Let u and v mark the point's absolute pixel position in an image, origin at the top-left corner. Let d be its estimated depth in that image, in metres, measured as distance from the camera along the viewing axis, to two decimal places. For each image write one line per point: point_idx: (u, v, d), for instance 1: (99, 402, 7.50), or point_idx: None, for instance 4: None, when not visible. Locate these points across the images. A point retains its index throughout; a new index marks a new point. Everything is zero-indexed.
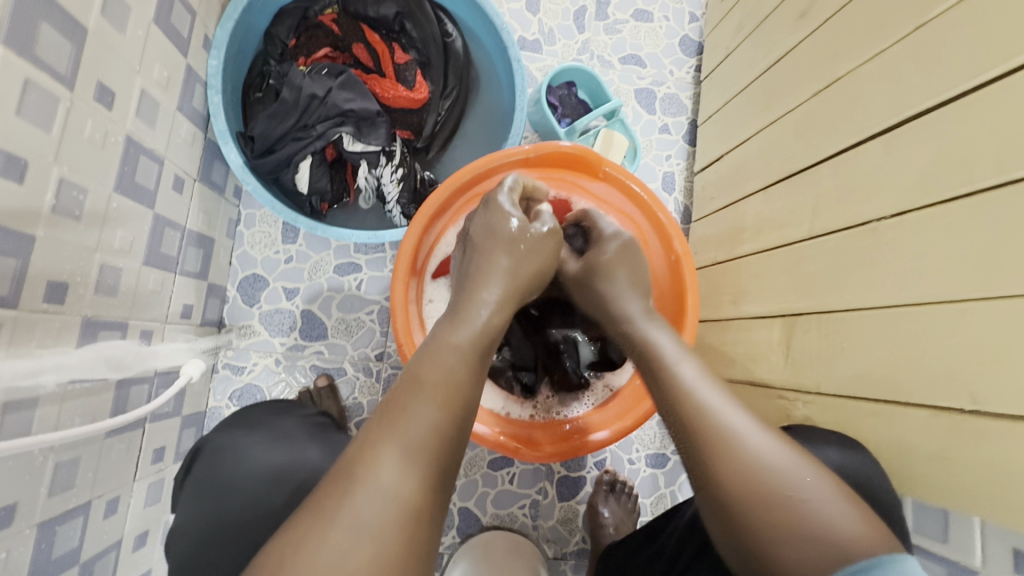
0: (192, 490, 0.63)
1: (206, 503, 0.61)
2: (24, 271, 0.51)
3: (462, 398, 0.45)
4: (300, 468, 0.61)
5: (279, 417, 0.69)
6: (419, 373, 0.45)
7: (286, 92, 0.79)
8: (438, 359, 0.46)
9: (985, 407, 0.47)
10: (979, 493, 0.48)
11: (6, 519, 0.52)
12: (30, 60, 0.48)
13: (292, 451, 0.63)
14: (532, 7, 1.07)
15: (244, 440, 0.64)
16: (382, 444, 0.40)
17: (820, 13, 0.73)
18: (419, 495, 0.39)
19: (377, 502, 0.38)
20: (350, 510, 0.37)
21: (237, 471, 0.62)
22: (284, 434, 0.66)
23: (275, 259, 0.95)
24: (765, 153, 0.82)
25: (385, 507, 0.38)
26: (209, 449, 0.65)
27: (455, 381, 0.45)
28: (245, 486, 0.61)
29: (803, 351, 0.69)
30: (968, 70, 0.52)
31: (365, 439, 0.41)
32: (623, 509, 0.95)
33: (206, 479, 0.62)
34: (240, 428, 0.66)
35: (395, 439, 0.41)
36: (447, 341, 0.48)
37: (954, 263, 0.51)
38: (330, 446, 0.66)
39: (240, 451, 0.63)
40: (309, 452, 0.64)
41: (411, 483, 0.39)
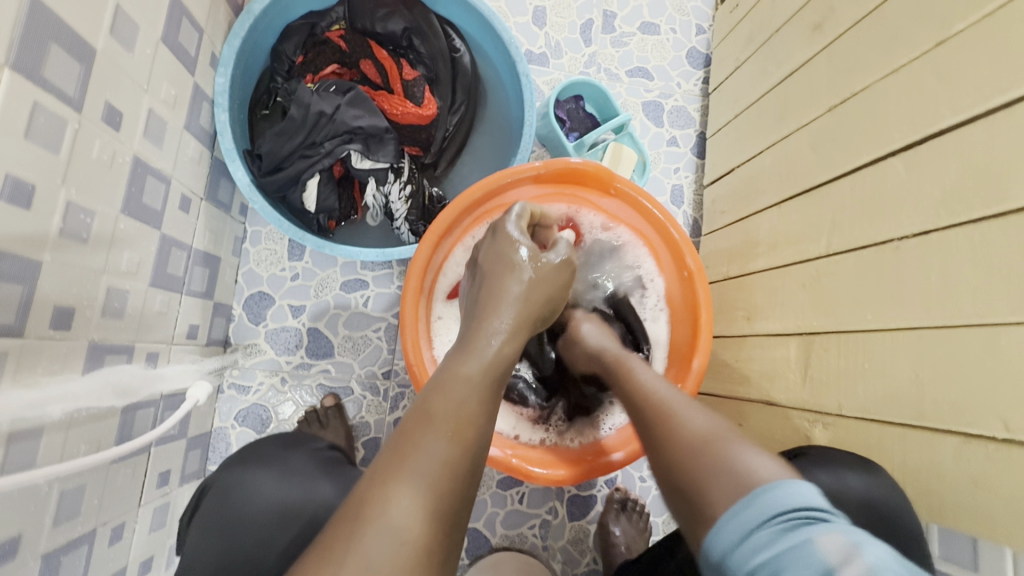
0: (198, 527, 0.61)
1: (215, 540, 0.60)
2: (31, 298, 0.49)
3: (474, 429, 0.43)
4: (315, 502, 0.61)
5: (290, 451, 0.67)
6: (430, 407, 0.43)
7: (294, 109, 0.78)
8: (449, 390, 0.45)
9: (1021, 435, 0.46)
10: (1015, 522, 0.47)
11: (9, 553, 0.50)
12: (39, 83, 0.47)
13: (305, 485, 0.62)
14: (539, 20, 1.06)
15: (254, 475, 0.63)
16: (392, 481, 0.39)
17: (834, 27, 0.73)
18: (429, 535, 0.37)
19: (388, 544, 0.36)
20: (362, 555, 0.35)
21: (249, 505, 0.61)
22: (295, 468, 0.64)
23: (281, 277, 0.94)
24: (778, 167, 0.81)
25: (397, 548, 0.36)
26: (216, 488, 0.63)
27: (466, 411, 0.44)
28: (255, 523, 0.60)
29: (822, 371, 0.68)
30: (994, 86, 0.51)
31: (375, 477, 0.39)
32: (634, 528, 0.93)
33: (214, 515, 0.61)
34: (249, 464, 0.64)
35: (406, 475, 0.39)
36: (457, 371, 0.47)
37: (982, 283, 0.50)
38: (344, 481, 0.65)
39: (252, 486, 0.62)
40: (321, 487, 0.63)
41: (422, 522, 0.37)
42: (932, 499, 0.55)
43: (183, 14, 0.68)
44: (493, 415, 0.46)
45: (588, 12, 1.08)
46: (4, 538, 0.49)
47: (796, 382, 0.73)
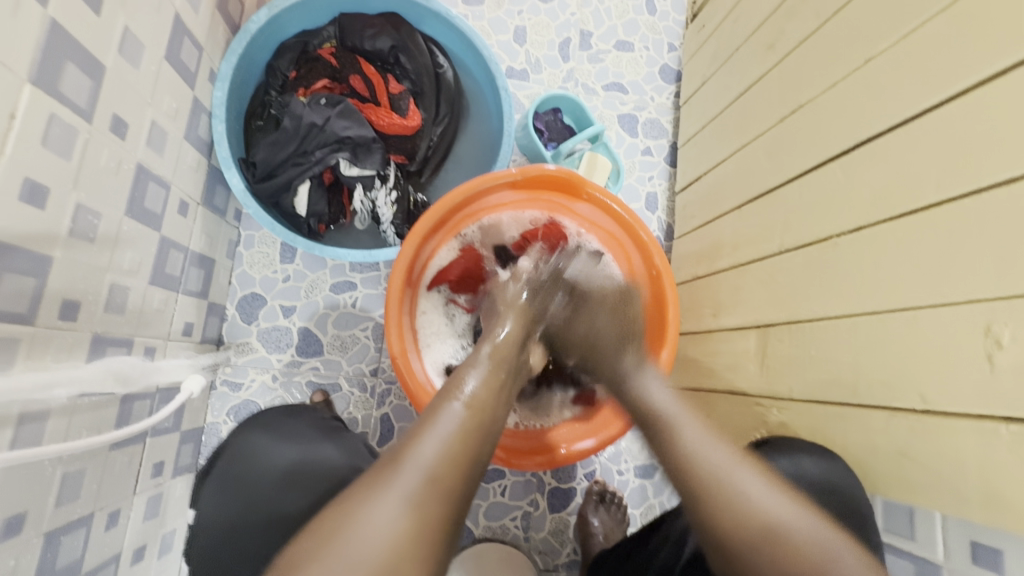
0: (213, 486, 0.66)
1: (229, 500, 0.65)
2: (41, 290, 0.54)
3: (483, 401, 0.53)
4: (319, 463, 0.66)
5: (291, 418, 0.71)
6: (451, 387, 0.54)
7: (287, 121, 0.84)
8: (468, 376, 0.55)
9: (935, 406, 0.51)
10: (936, 485, 0.52)
11: (15, 527, 0.54)
12: (56, 97, 0.52)
13: (307, 448, 0.67)
14: (520, 39, 1.13)
15: (258, 440, 0.67)
16: (423, 435, 0.48)
17: (784, 46, 0.79)
18: (451, 475, 0.46)
19: (417, 477, 0.45)
20: (399, 484, 0.44)
21: (260, 471, 0.66)
22: (301, 435, 0.69)
23: (273, 278, 0.99)
24: (738, 174, 0.87)
25: (424, 482, 0.44)
26: (228, 451, 0.67)
27: (486, 394, 0.54)
28: (261, 483, 0.65)
29: (776, 360, 0.73)
30: (912, 99, 0.57)
31: (407, 435, 0.49)
32: (612, 519, 0.97)
33: (226, 475, 0.66)
34: (260, 429, 0.69)
35: (434, 432, 0.48)
36: (472, 363, 0.58)
37: (904, 272, 0.56)
38: (345, 443, 0.69)
39: (262, 453, 0.67)
40: (324, 449, 0.67)
41: (445, 463, 0.46)
42: (869, 473, 0.60)
43: (185, 33, 0.74)
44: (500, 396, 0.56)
45: (566, 31, 1.15)
46: (10, 513, 0.53)
47: (754, 372, 0.78)
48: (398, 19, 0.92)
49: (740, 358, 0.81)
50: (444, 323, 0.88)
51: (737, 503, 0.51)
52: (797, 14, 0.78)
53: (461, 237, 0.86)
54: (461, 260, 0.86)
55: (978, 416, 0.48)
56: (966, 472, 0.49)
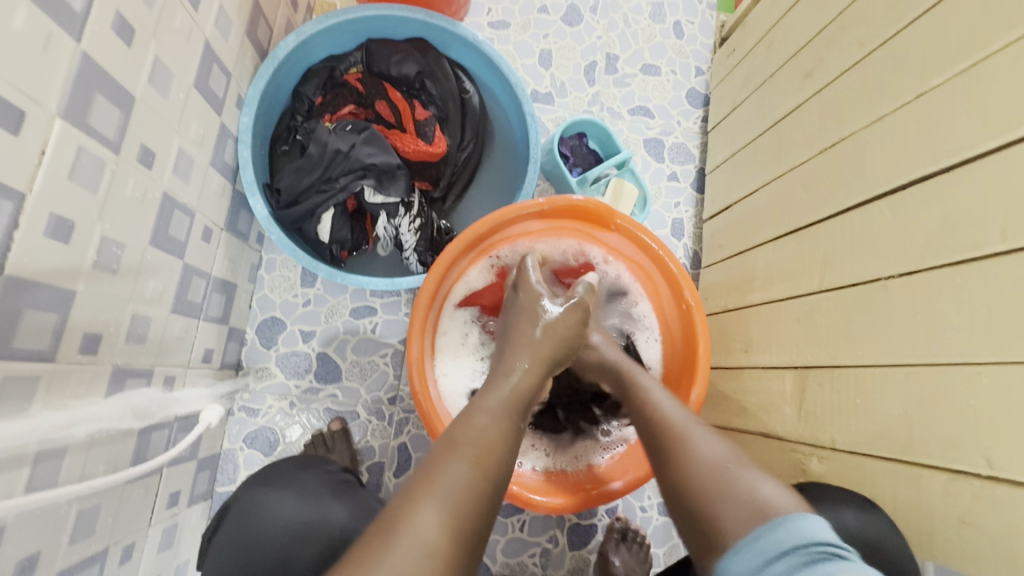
0: (218, 544, 0.64)
1: (231, 558, 0.62)
2: (63, 324, 0.53)
3: (492, 456, 0.49)
4: (326, 524, 0.63)
5: (304, 471, 0.68)
6: (455, 438, 0.50)
7: (313, 148, 0.82)
8: (475, 422, 0.52)
9: (1001, 472, 0.48)
10: (1001, 558, 0.48)
11: (27, 569, 0.53)
12: (84, 130, 0.52)
13: (318, 507, 0.64)
14: (545, 62, 1.12)
15: (269, 496, 0.65)
16: (423, 500, 0.45)
17: (823, 75, 0.77)
18: (450, 548, 0.42)
19: (414, 553, 0.41)
20: (390, 562, 0.40)
21: (263, 529, 0.62)
22: (311, 491, 0.66)
23: (293, 303, 0.98)
24: (773, 205, 0.84)
25: (423, 558, 0.41)
26: (236, 508, 0.65)
27: (489, 445, 0.50)
28: (266, 544, 0.62)
29: (816, 404, 0.69)
30: (969, 139, 0.54)
31: (405, 495, 0.45)
32: (634, 558, 0.93)
33: (230, 534, 0.63)
34: (263, 486, 0.65)
35: (435, 495, 0.45)
36: (484, 408, 0.54)
37: (963, 324, 0.52)
38: (354, 502, 0.66)
39: (263, 511, 0.63)
40: (334, 510, 0.64)
41: (446, 536, 0.43)
42: (923, 536, 0.56)
43: (214, 61, 0.74)
44: (512, 453, 0.52)
45: (592, 54, 1.14)
46: (23, 555, 0.52)
47: (792, 415, 0.74)
48: (425, 44, 0.91)
49: (775, 399, 0.77)
50: (462, 340, 0.85)
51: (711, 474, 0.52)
52: (837, 43, 0.75)
53: (494, 259, 0.84)
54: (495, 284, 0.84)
55: None
56: None
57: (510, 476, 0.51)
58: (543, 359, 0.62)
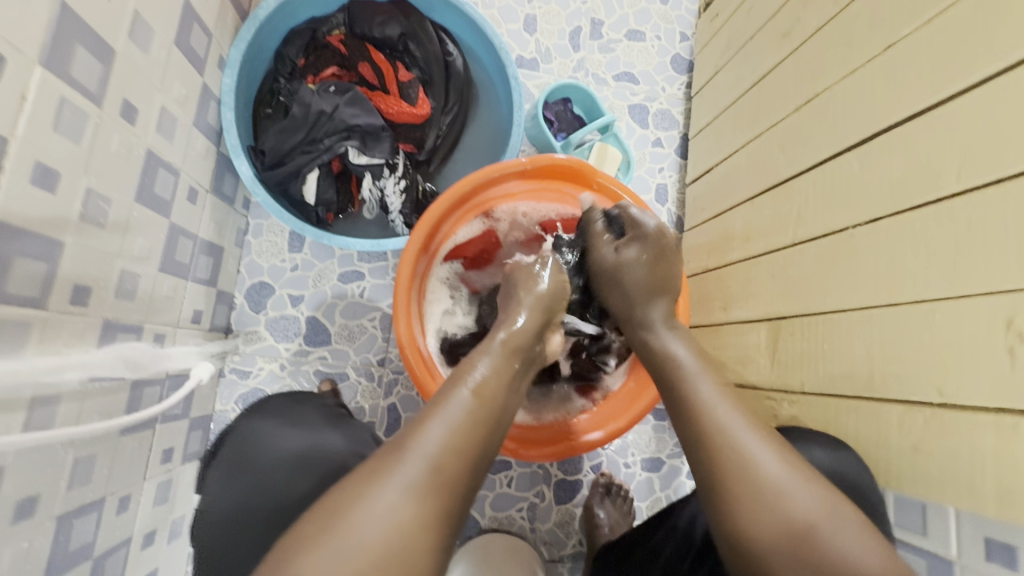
0: (219, 471, 0.65)
1: (237, 485, 0.64)
2: (53, 274, 0.54)
3: (491, 389, 0.52)
4: (325, 450, 0.65)
5: (300, 405, 0.71)
6: (461, 374, 0.53)
7: (296, 108, 0.83)
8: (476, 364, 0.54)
9: (952, 400, 0.51)
10: (951, 481, 0.51)
11: (27, 510, 0.55)
12: (66, 80, 0.52)
13: (314, 436, 0.67)
14: (529, 27, 1.12)
15: (268, 427, 0.67)
16: (428, 421, 0.48)
17: (800, 34, 0.78)
18: (452, 463, 0.46)
19: (419, 467, 0.44)
20: (399, 473, 0.44)
21: (271, 455, 0.65)
22: (308, 422, 0.68)
23: (281, 267, 0.99)
24: (751, 165, 0.86)
25: (426, 471, 0.44)
26: (235, 436, 0.67)
27: (491, 379, 0.53)
28: (266, 469, 0.64)
29: (788, 353, 0.72)
30: (932, 87, 0.56)
31: (413, 422, 0.48)
32: (618, 511, 0.97)
33: (235, 458, 0.65)
34: (268, 416, 0.68)
35: (439, 420, 0.48)
36: (482, 352, 0.56)
37: (922, 265, 0.55)
38: (349, 431, 0.69)
39: (269, 439, 0.66)
40: (329, 438, 0.67)
41: (448, 451, 0.46)
42: (882, 467, 0.59)
43: (194, 19, 0.73)
44: (508, 387, 0.54)
45: (577, 19, 1.14)
46: (22, 496, 0.54)
47: (765, 366, 0.77)
48: (408, 6, 0.91)
49: (751, 351, 0.80)
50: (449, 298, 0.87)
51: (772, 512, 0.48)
52: (814, 1, 0.76)
53: (484, 218, 0.86)
54: (478, 240, 0.87)
55: (997, 411, 0.47)
56: (984, 467, 0.48)
57: (509, 409, 0.54)
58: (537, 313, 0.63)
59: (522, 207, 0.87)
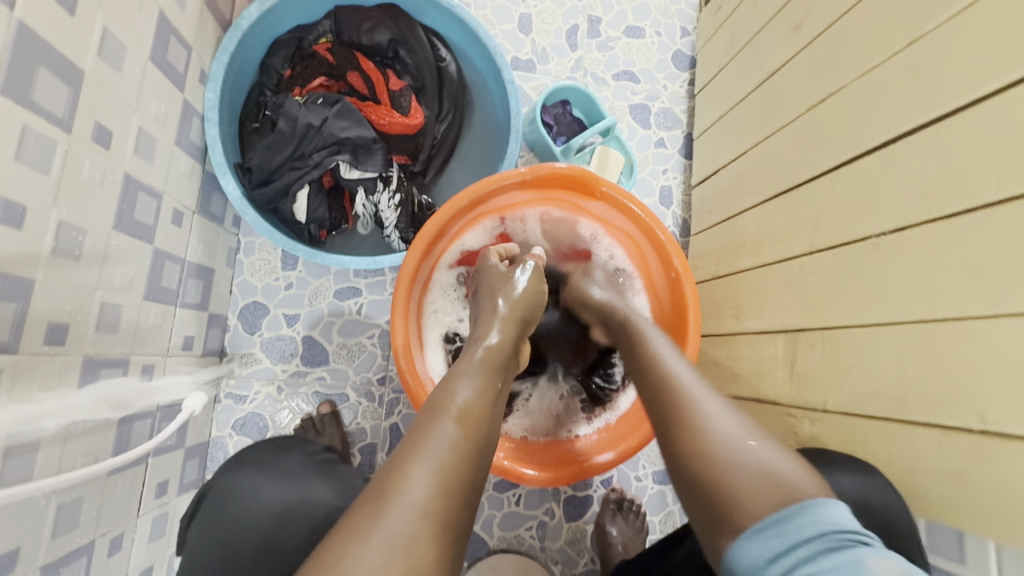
0: (196, 530, 0.62)
1: (213, 546, 0.61)
2: (25, 315, 0.51)
3: (474, 417, 0.48)
4: (313, 503, 0.62)
5: (283, 454, 0.67)
6: (436, 404, 0.49)
7: (282, 122, 0.79)
8: (456, 389, 0.50)
9: (994, 427, 0.47)
10: (993, 514, 0.47)
11: (8, 565, 0.51)
12: (28, 107, 0.48)
13: (303, 486, 0.63)
14: (525, 27, 1.08)
15: (249, 479, 0.63)
16: (411, 465, 0.43)
17: (812, 27, 0.74)
18: (442, 509, 0.42)
19: (407, 517, 0.40)
20: (384, 525, 0.40)
21: (245, 512, 0.61)
22: (291, 471, 0.65)
23: (275, 286, 0.95)
24: (762, 167, 0.82)
25: (415, 520, 0.41)
26: (213, 492, 0.63)
27: (477, 413, 0.49)
28: (249, 525, 0.61)
29: (808, 367, 0.69)
30: (963, 86, 0.52)
31: (395, 461, 0.44)
32: (630, 528, 0.94)
33: (210, 519, 0.62)
34: (241, 467, 0.64)
35: (425, 458, 0.44)
36: (460, 374, 0.53)
37: (956, 278, 0.51)
38: (340, 480, 0.66)
39: (243, 494, 0.62)
40: (319, 489, 0.64)
41: (437, 496, 0.42)
42: (916, 493, 0.55)
43: (170, 32, 0.70)
44: (492, 412, 0.50)
45: (574, 17, 1.09)
46: (1, 551, 0.50)
47: (783, 380, 0.74)
48: (396, 10, 0.87)
49: (766, 364, 0.77)
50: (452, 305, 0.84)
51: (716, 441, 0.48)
52: None
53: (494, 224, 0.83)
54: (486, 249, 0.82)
55: None
56: None
57: (494, 435, 0.50)
58: (513, 324, 0.62)
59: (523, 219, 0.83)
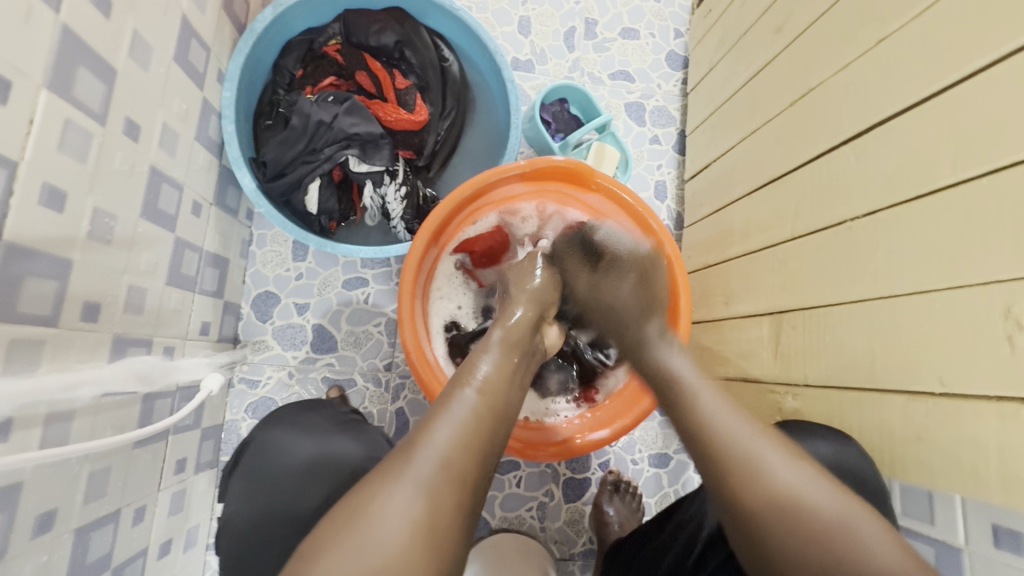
0: (238, 482, 0.68)
1: (258, 496, 0.67)
2: (64, 292, 0.55)
3: (494, 386, 0.53)
4: (342, 455, 0.66)
5: (311, 413, 0.72)
6: (462, 374, 0.54)
7: (296, 119, 0.84)
8: (478, 363, 0.55)
9: (953, 389, 0.51)
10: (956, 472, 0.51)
11: (45, 524, 0.56)
12: (70, 102, 0.53)
13: (331, 441, 0.68)
14: (523, 30, 1.12)
15: (283, 435, 0.69)
16: (436, 422, 0.48)
17: (793, 28, 0.78)
18: (463, 462, 0.46)
19: (430, 465, 0.45)
20: (411, 471, 0.44)
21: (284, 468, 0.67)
22: (319, 429, 0.70)
23: (286, 276, 1.00)
24: (748, 160, 0.86)
25: (438, 468, 0.45)
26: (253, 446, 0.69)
27: (496, 382, 0.54)
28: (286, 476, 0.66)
29: (790, 347, 0.73)
30: (924, 80, 0.56)
31: (422, 422, 0.49)
32: (627, 508, 0.97)
33: (253, 470, 0.67)
34: (276, 427, 0.69)
35: (447, 418, 0.48)
36: (483, 349, 0.58)
37: (920, 255, 0.55)
38: (364, 435, 0.70)
39: (282, 450, 0.68)
40: (345, 444, 0.68)
41: (459, 448, 0.46)
42: (888, 458, 0.59)
43: (191, 35, 0.74)
44: (510, 383, 0.55)
45: (571, 20, 1.14)
46: (41, 510, 0.55)
47: (768, 360, 0.78)
48: (402, 13, 0.92)
49: (753, 346, 0.81)
50: (454, 291, 0.89)
51: (777, 498, 0.49)
52: None
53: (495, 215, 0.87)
54: (489, 236, 0.87)
55: (998, 398, 0.47)
56: (987, 455, 0.49)
57: (513, 406, 0.54)
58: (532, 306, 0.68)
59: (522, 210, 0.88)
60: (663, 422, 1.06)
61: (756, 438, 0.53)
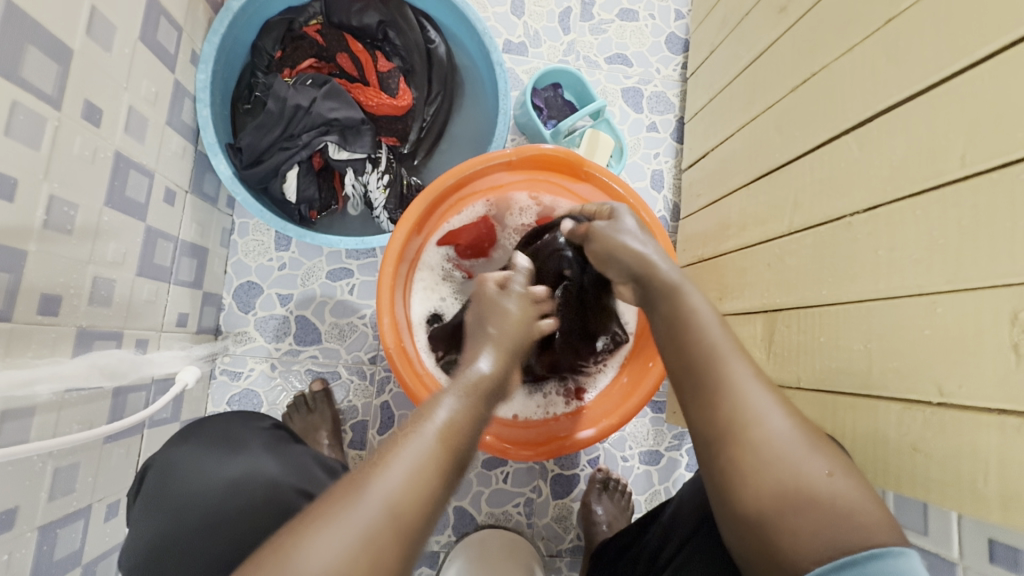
0: (141, 504, 0.63)
1: (157, 517, 0.62)
2: (17, 285, 0.53)
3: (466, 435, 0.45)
4: (259, 477, 0.64)
5: (236, 428, 0.69)
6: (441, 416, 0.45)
7: (272, 103, 0.81)
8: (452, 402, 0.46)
9: (952, 398, 0.48)
10: (951, 485, 0.49)
11: (6, 523, 0.54)
12: (18, 83, 0.50)
13: (250, 462, 0.65)
14: (517, 10, 1.08)
15: (194, 454, 0.65)
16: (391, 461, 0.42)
17: (797, 9, 0.74)
18: (416, 513, 0.40)
19: (375, 512, 0.39)
20: (353, 518, 0.39)
21: (193, 486, 0.63)
22: (241, 446, 0.67)
23: (269, 266, 0.97)
24: (747, 150, 0.82)
25: (385, 518, 0.39)
26: (156, 466, 0.65)
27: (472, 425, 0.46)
28: (196, 499, 0.62)
29: (784, 346, 0.70)
30: (933, 66, 0.52)
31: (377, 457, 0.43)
32: (616, 506, 0.96)
33: (155, 490, 0.63)
34: (188, 441, 0.66)
35: (406, 458, 0.42)
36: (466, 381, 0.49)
37: (922, 254, 0.52)
38: (286, 456, 0.68)
39: (191, 467, 0.64)
40: (266, 465, 0.66)
41: (414, 500, 0.40)
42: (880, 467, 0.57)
43: (161, 13, 0.71)
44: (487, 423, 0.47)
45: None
46: (0, 509, 0.53)
47: (762, 359, 0.75)
48: None
49: (746, 344, 0.78)
50: (437, 283, 0.85)
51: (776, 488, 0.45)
52: None
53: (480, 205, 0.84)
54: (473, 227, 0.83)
55: (1001, 411, 0.44)
56: (986, 470, 0.46)
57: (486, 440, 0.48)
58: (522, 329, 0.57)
59: (509, 200, 0.84)
60: (655, 418, 1.04)
61: (767, 398, 0.48)
